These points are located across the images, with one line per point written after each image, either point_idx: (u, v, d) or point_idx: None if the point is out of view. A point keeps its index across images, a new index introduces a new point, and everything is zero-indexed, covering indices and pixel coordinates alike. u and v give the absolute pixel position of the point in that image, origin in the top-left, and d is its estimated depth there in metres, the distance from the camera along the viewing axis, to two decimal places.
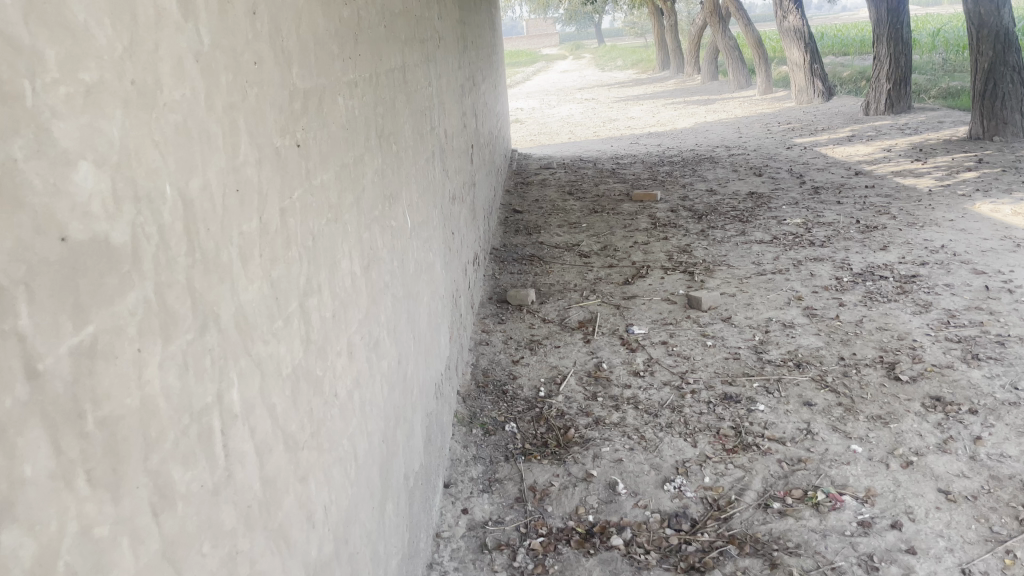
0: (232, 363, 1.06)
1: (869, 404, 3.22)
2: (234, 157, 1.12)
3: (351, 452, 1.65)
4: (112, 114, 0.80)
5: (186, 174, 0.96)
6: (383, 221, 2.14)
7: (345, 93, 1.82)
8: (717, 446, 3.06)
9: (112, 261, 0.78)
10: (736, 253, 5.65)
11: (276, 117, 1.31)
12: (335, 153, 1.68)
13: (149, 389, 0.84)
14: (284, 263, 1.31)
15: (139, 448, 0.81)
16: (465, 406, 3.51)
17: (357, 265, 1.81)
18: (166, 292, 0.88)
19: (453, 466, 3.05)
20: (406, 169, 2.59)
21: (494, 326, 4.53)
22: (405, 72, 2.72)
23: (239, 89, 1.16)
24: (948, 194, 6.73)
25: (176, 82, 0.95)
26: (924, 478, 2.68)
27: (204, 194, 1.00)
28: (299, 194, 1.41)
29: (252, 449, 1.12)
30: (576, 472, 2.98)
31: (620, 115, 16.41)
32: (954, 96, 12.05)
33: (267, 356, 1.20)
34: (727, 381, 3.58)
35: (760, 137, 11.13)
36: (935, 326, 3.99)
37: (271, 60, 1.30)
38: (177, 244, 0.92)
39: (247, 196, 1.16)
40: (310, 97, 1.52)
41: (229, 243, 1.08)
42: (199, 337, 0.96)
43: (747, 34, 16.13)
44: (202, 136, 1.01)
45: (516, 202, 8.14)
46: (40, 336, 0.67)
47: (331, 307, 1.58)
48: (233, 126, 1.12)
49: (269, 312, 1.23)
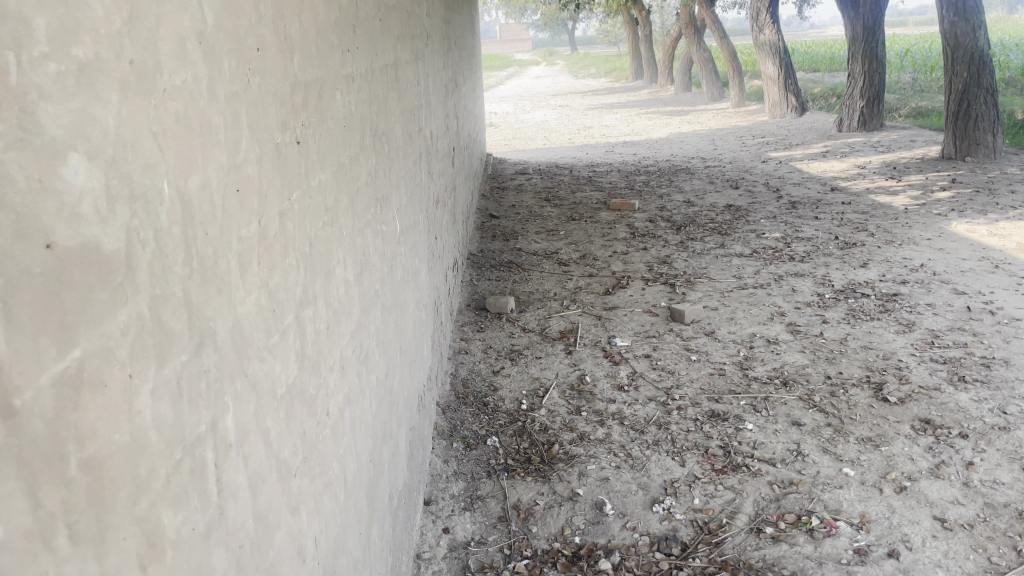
0: (227, 386, 0.94)
1: (859, 426, 3.16)
2: (235, 153, 1.00)
3: (341, 476, 1.53)
4: (107, 99, 0.68)
5: (186, 171, 0.84)
6: (374, 224, 2.02)
7: (343, 87, 1.70)
8: (706, 466, 2.98)
9: (104, 272, 0.66)
10: (717, 265, 5.60)
11: (277, 110, 1.19)
12: (333, 151, 1.57)
13: (140, 421, 0.72)
14: (282, 270, 1.19)
15: (127, 493, 0.69)
16: (445, 418, 3.39)
17: (350, 272, 1.69)
18: (160, 308, 0.76)
19: (433, 483, 2.93)
20: (396, 171, 2.47)
21: (473, 334, 4.42)
22: (398, 69, 2.60)
23: (242, 77, 1.04)
24: (924, 213, 6.75)
25: (177, 65, 0.83)
26: (918, 505, 2.62)
27: (203, 193, 0.88)
28: (298, 196, 1.29)
29: (246, 481, 1.00)
30: (561, 491, 2.88)
31: (595, 123, 16.38)
32: (923, 115, 12.21)
33: (262, 376, 1.08)
34: (713, 398, 3.50)
35: (735, 150, 11.15)
36: (919, 346, 3.95)
37: (273, 47, 1.18)
38: (174, 252, 0.80)
39: (247, 197, 1.04)
40: (310, 90, 1.40)
41: (228, 250, 0.96)
42: (195, 357, 0.84)
43: (723, 47, 16.20)
44: (203, 128, 0.89)
45: (492, 207, 8.02)
46: (16, 367, 0.54)
47: (326, 318, 1.46)
48: (235, 119, 1.00)
49: (265, 326, 1.10)
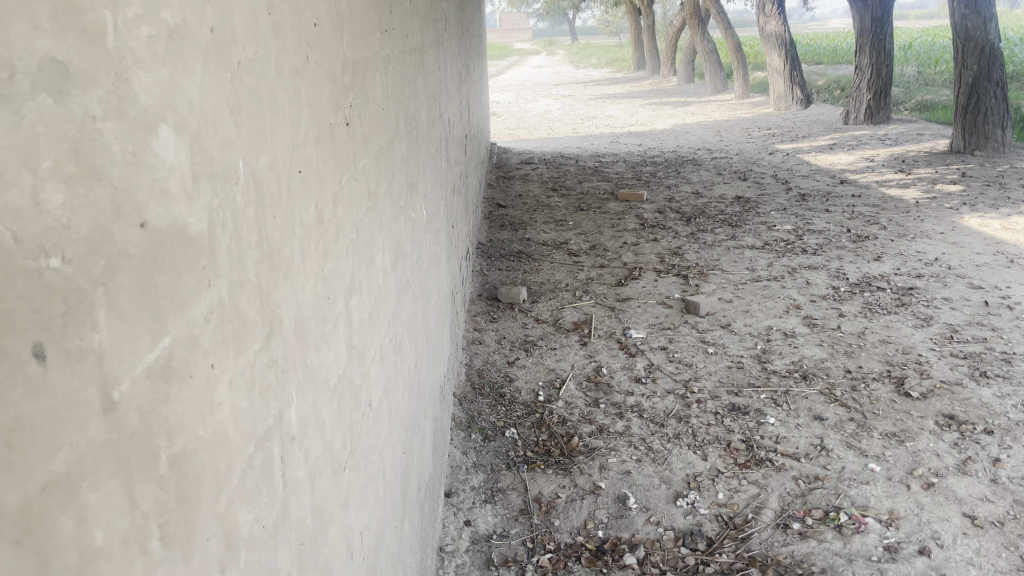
0: (292, 378, 0.90)
1: (882, 421, 3.13)
2: (297, 132, 0.95)
3: (381, 469, 1.49)
4: (192, 68, 0.63)
5: (256, 150, 0.79)
6: (406, 211, 1.97)
7: (381, 68, 1.65)
8: (729, 460, 2.94)
9: (190, 254, 0.61)
10: (729, 257, 5.56)
11: (330, 89, 1.14)
12: (374, 135, 1.52)
13: (219, 413, 0.67)
14: (334, 256, 1.14)
15: (209, 490, 0.64)
16: (462, 408, 3.35)
17: (388, 260, 1.64)
18: (237, 295, 0.72)
19: (452, 474, 2.89)
20: (422, 156, 2.42)
21: (486, 325, 4.38)
22: (424, 53, 2.55)
23: (303, 52, 0.99)
24: (936, 206, 6.71)
25: (250, 38, 0.78)
26: (947, 502, 2.59)
27: (271, 173, 0.84)
28: (346, 179, 1.24)
29: (306, 476, 0.95)
30: (583, 484, 2.84)
31: (598, 113, 16.28)
32: (929, 108, 12.15)
33: (319, 366, 1.03)
34: (733, 391, 3.46)
35: (741, 141, 11.09)
36: (938, 340, 3.91)
37: (327, 24, 1.14)
38: (248, 233, 0.76)
39: (307, 179, 0.99)
40: (356, 71, 1.35)
41: (292, 234, 0.91)
42: (266, 347, 0.80)
43: (727, 38, 16.09)
44: (271, 106, 0.85)
45: (499, 196, 7.97)
46: (116, 355, 0.49)
47: (368, 306, 1.41)
48: (296, 96, 0.95)
49: (321, 314, 1.06)
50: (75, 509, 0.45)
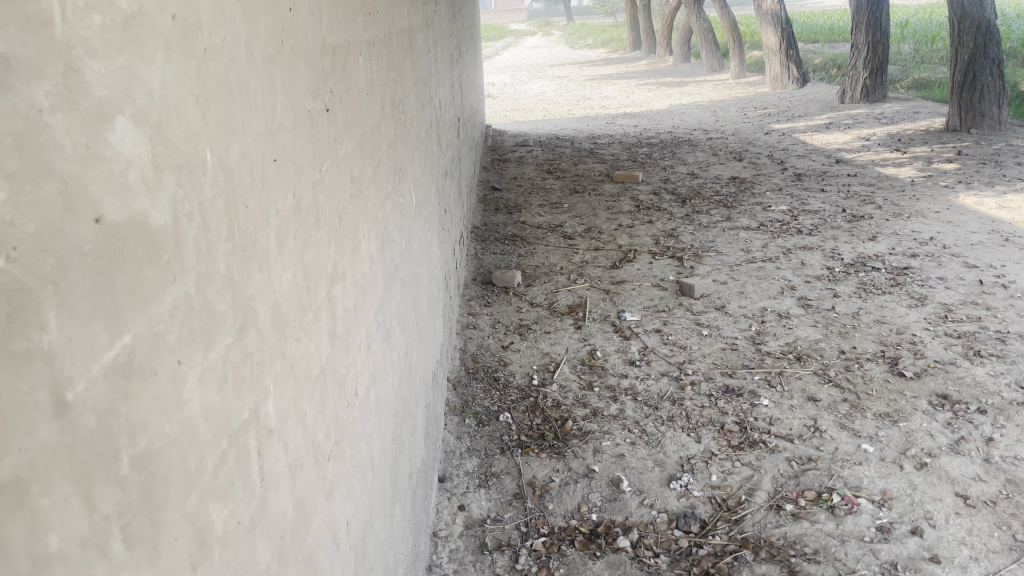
0: (268, 370, 0.88)
1: (876, 401, 3.13)
2: (271, 120, 0.93)
3: (369, 457, 1.48)
4: (152, 58, 0.62)
5: (226, 139, 0.78)
6: (394, 197, 1.95)
7: (365, 53, 1.62)
8: (722, 442, 2.94)
9: (153, 250, 0.60)
10: (724, 239, 5.55)
11: (309, 75, 1.12)
12: (357, 120, 1.50)
13: (188, 410, 0.66)
14: (315, 246, 1.13)
15: (177, 488, 0.63)
16: (456, 393, 3.35)
17: (374, 247, 1.63)
18: (206, 288, 0.70)
19: (446, 459, 2.88)
20: (411, 140, 2.40)
21: (480, 309, 4.37)
22: (412, 37, 2.52)
23: (277, 38, 0.97)
24: (931, 185, 6.69)
25: (217, 24, 0.76)
26: (940, 482, 2.60)
27: (243, 163, 0.82)
28: (327, 166, 1.22)
29: (286, 469, 0.94)
30: (577, 468, 2.84)
31: (594, 95, 16.19)
32: (925, 86, 12.10)
33: (299, 357, 1.02)
34: (727, 373, 3.46)
35: (737, 121, 11.04)
36: (932, 320, 3.91)
37: (304, 7, 1.11)
38: (218, 226, 0.74)
39: (283, 167, 0.97)
40: (337, 55, 1.33)
41: (267, 224, 0.90)
42: (239, 339, 0.79)
43: (723, 18, 15.98)
44: (243, 95, 0.83)
45: (494, 179, 7.94)
46: (69, 355, 0.48)
47: (353, 295, 1.40)
48: (270, 83, 0.93)
49: (301, 303, 1.05)
50: (27, 516, 0.44)
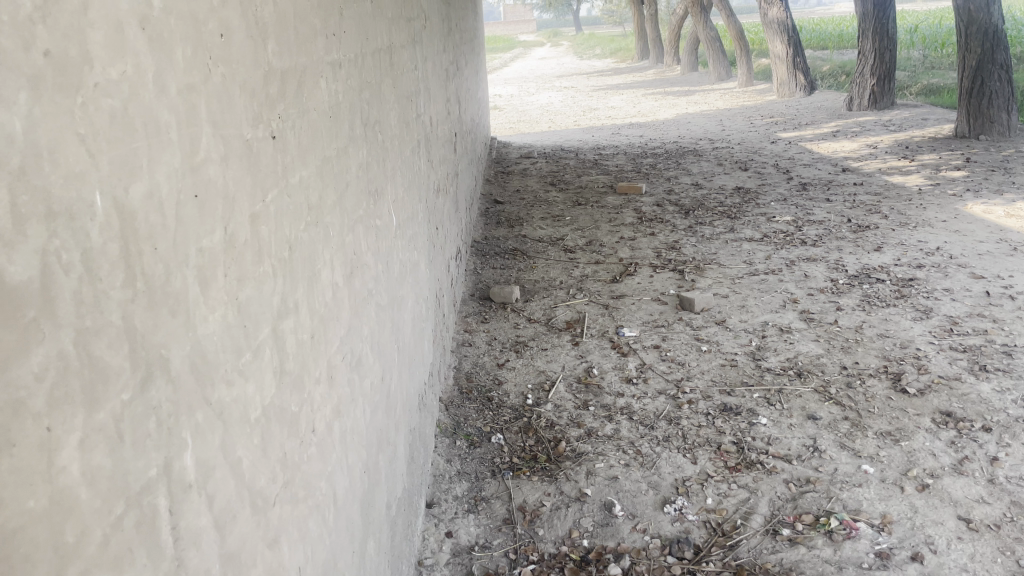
0: (185, 420, 0.83)
1: (877, 419, 3.05)
2: (193, 153, 0.88)
3: (331, 495, 1.42)
4: (13, 99, 0.57)
5: (126, 179, 0.73)
6: (367, 220, 1.90)
7: (328, 75, 1.56)
8: (719, 463, 2.86)
9: (9, 309, 0.55)
10: (726, 251, 5.47)
11: (247, 102, 1.06)
12: (317, 145, 1.44)
13: (64, 478, 0.62)
14: (254, 282, 1.07)
15: (46, 562, 0.59)
16: (448, 414, 3.29)
17: (339, 275, 1.57)
18: (91, 343, 0.65)
19: (435, 483, 2.82)
20: (392, 159, 2.35)
21: (477, 326, 4.31)
22: (393, 55, 2.48)
23: (200, 66, 0.91)
24: (939, 193, 6.59)
25: (113, 56, 0.71)
26: (942, 504, 2.51)
27: (150, 203, 0.77)
28: (273, 197, 1.16)
29: (211, 524, 0.89)
30: (569, 491, 2.77)
31: (601, 105, 16.12)
32: (934, 92, 11.99)
33: (231, 403, 0.96)
34: (725, 391, 3.38)
35: (743, 130, 10.95)
36: (937, 333, 3.82)
37: (241, 31, 1.06)
38: (110, 273, 0.69)
39: (209, 202, 0.92)
40: (288, 79, 1.27)
41: (185, 264, 0.84)
42: (141, 393, 0.73)
43: (730, 26, 15.91)
44: (150, 129, 0.78)
45: (496, 192, 7.89)
46: None
47: (310, 326, 1.34)
48: (192, 114, 0.88)
49: (235, 344, 0.99)
50: None
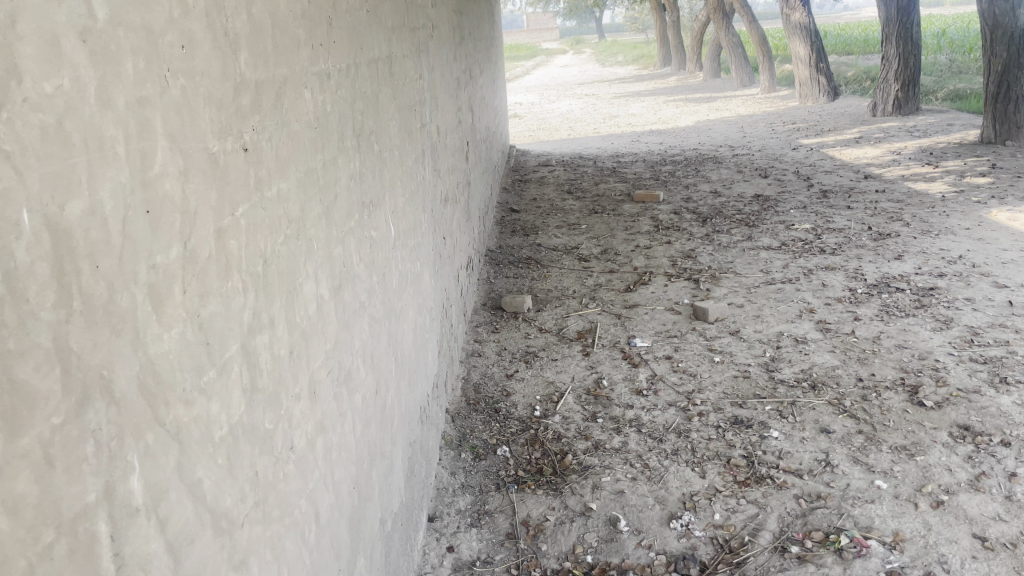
0: (133, 442, 0.81)
1: (892, 433, 2.97)
2: (146, 167, 0.86)
3: (311, 513, 1.39)
4: None
5: (61, 195, 0.71)
6: (359, 231, 1.88)
7: (314, 86, 1.55)
8: (728, 477, 2.80)
9: None
10: (743, 259, 5.40)
11: (213, 115, 1.04)
12: (299, 157, 1.42)
13: None
14: (220, 298, 1.05)
15: None
16: (455, 426, 3.26)
17: (324, 288, 1.55)
18: (12, 366, 0.63)
19: (438, 497, 2.79)
20: (391, 170, 2.32)
21: (487, 336, 4.28)
22: (393, 65, 2.46)
23: (156, 78, 0.89)
24: (963, 200, 6.46)
25: (46, 69, 0.69)
26: (957, 522, 2.44)
27: (92, 219, 0.75)
28: (244, 212, 1.14)
29: (163, 549, 0.86)
30: (574, 506, 2.72)
31: (621, 113, 16.05)
32: (961, 98, 11.79)
33: (190, 423, 0.94)
34: (737, 403, 3.32)
35: (765, 137, 10.84)
36: (957, 344, 3.73)
37: (207, 43, 1.04)
38: (38, 294, 0.67)
39: (164, 217, 0.89)
40: (264, 91, 1.25)
41: (134, 281, 0.82)
42: (76, 418, 0.71)
43: (752, 33, 15.76)
44: (93, 144, 0.76)
45: (513, 200, 7.87)
46: None
47: (288, 342, 1.31)
48: (145, 127, 0.86)
49: (195, 362, 0.96)
50: None
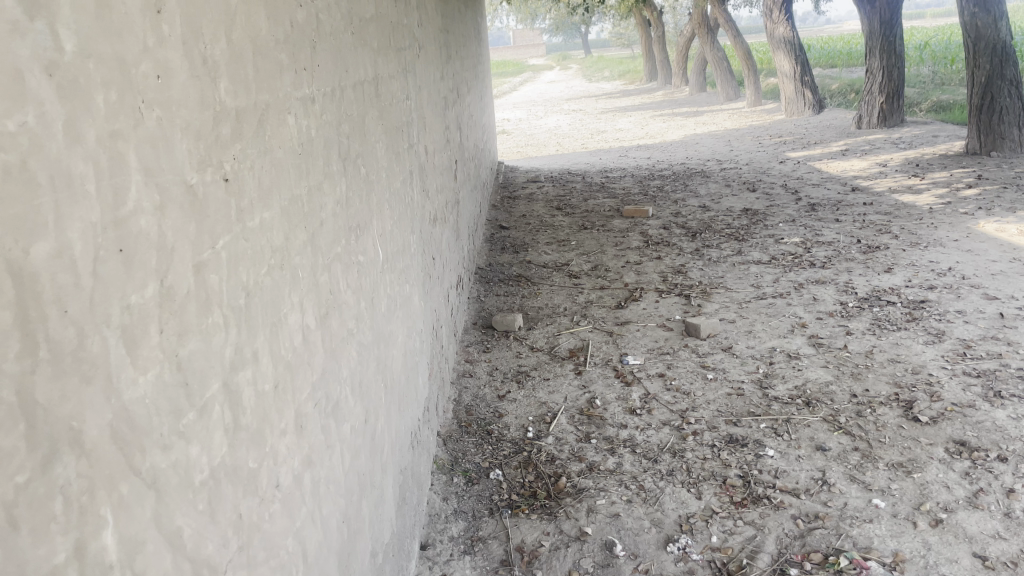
0: (105, 494, 0.76)
1: (888, 450, 2.94)
2: (119, 204, 0.82)
3: (298, 553, 1.34)
4: None
5: (24, 237, 0.66)
6: (347, 257, 1.84)
7: (298, 111, 1.51)
8: (724, 498, 2.76)
9: None
10: (733, 274, 5.39)
11: (191, 147, 1.01)
12: (282, 185, 1.38)
13: None
14: (200, 334, 1.01)
15: None
16: (447, 449, 3.21)
17: (311, 317, 1.51)
18: None
19: (430, 524, 2.74)
20: (378, 192, 2.29)
21: (479, 355, 4.24)
22: (379, 86, 2.43)
23: (129, 111, 0.85)
24: (950, 212, 6.48)
25: (9, 105, 0.66)
26: (957, 541, 2.41)
27: (59, 261, 0.71)
28: (224, 245, 1.10)
29: None
30: (569, 530, 2.68)
31: (609, 127, 16.09)
32: (945, 109, 11.88)
33: (167, 469, 0.90)
34: (731, 421, 3.29)
35: (752, 150, 10.88)
36: (950, 357, 3.71)
37: (184, 71, 1.00)
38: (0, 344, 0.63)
39: (138, 255, 0.86)
40: (245, 119, 1.22)
41: (105, 324, 0.78)
42: (42, 474, 0.67)
43: (737, 47, 15.84)
44: (59, 183, 0.72)
45: (502, 217, 7.86)
46: None
47: (273, 376, 1.27)
48: (118, 160, 0.82)
49: (173, 405, 0.92)
50: None
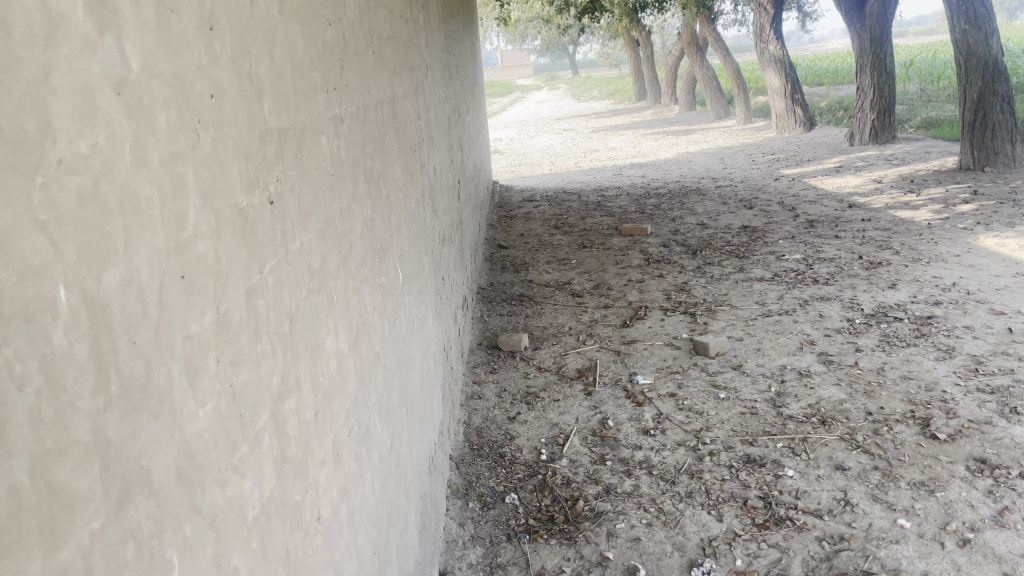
0: (172, 537, 0.72)
1: (909, 468, 2.91)
2: (180, 229, 0.78)
3: None
4: None
5: (96, 268, 0.62)
6: (373, 279, 1.80)
7: (330, 131, 1.48)
8: (746, 520, 2.72)
9: None
10: (737, 291, 5.37)
11: (242, 169, 0.97)
12: (318, 207, 1.35)
13: None
14: (251, 363, 0.97)
15: None
16: (460, 473, 3.16)
17: (344, 341, 1.47)
18: (52, 467, 0.55)
19: (448, 550, 2.68)
20: (397, 214, 2.26)
21: (486, 377, 4.19)
22: (396, 106, 2.40)
23: (188, 131, 0.82)
24: (949, 227, 6.49)
25: (81, 127, 0.62)
26: (986, 561, 2.37)
27: (130, 292, 0.67)
28: (270, 269, 1.06)
29: None
30: (589, 555, 2.62)
31: (601, 146, 16.11)
32: (934, 125, 11.96)
33: (226, 505, 0.86)
34: (747, 440, 3.25)
35: (746, 168, 10.90)
36: (962, 374, 3.69)
37: (234, 91, 0.97)
38: (77, 381, 0.59)
39: (198, 282, 0.82)
40: (287, 139, 1.18)
41: (170, 358, 0.74)
42: (115, 518, 0.62)
43: (726, 65, 15.92)
44: (127, 207, 0.68)
45: (501, 236, 7.82)
46: None
47: (313, 404, 1.23)
48: (179, 185, 0.78)
49: (229, 438, 0.88)
50: None
